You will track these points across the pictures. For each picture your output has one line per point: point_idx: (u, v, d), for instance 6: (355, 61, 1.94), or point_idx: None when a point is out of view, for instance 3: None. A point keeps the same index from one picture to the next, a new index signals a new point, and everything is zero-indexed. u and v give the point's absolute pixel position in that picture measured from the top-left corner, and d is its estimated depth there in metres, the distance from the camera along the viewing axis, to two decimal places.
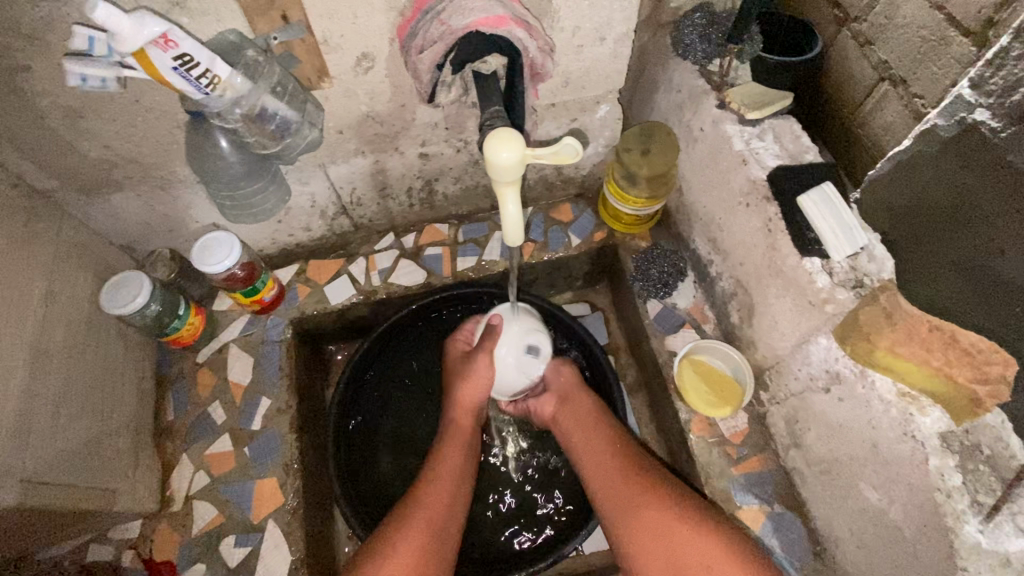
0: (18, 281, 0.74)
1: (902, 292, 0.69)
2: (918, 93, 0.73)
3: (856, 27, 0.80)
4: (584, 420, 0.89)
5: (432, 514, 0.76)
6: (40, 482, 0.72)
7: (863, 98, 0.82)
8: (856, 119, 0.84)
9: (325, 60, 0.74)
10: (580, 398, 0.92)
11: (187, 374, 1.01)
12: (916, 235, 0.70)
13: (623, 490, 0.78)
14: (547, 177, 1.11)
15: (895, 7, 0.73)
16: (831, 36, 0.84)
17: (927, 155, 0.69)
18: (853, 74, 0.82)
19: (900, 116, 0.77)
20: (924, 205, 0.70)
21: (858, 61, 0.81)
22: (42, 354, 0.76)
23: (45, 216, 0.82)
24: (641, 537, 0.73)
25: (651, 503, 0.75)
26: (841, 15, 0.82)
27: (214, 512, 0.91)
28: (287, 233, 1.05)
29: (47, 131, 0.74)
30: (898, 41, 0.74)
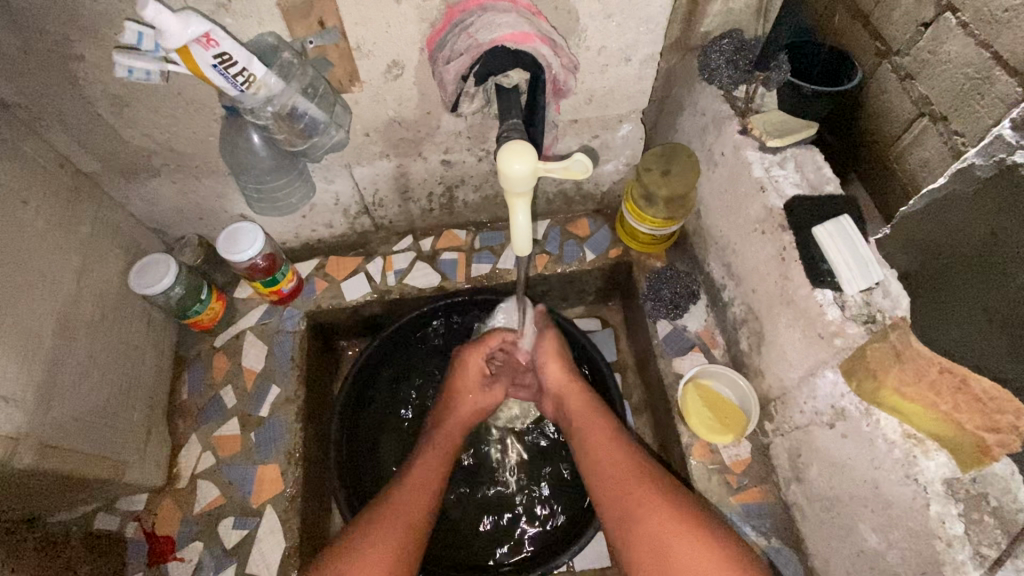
0: (53, 256, 0.78)
1: (924, 336, 0.66)
2: (958, 131, 0.70)
3: (897, 60, 0.77)
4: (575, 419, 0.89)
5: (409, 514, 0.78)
6: (58, 447, 0.76)
7: (901, 133, 0.78)
8: (892, 154, 0.80)
9: (357, 65, 0.77)
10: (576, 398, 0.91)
11: (204, 356, 1.04)
12: (941, 280, 0.66)
13: (624, 493, 0.78)
14: (567, 191, 1.12)
15: (940, 41, 0.70)
16: (870, 68, 0.82)
17: (960, 196, 0.66)
18: (891, 107, 0.79)
19: (936, 153, 0.73)
20: (958, 247, 0.65)
21: (897, 96, 0.78)
22: (71, 326, 0.80)
23: (85, 195, 0.86)
24: (638, 540, 0.74)
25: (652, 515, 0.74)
26: (882, 48, 0.79)
27: (216, 493, 0.93)
28: (310, 228, 1.09)
29: (95, 116, 0.79)
30: (942, 76, 0.71)
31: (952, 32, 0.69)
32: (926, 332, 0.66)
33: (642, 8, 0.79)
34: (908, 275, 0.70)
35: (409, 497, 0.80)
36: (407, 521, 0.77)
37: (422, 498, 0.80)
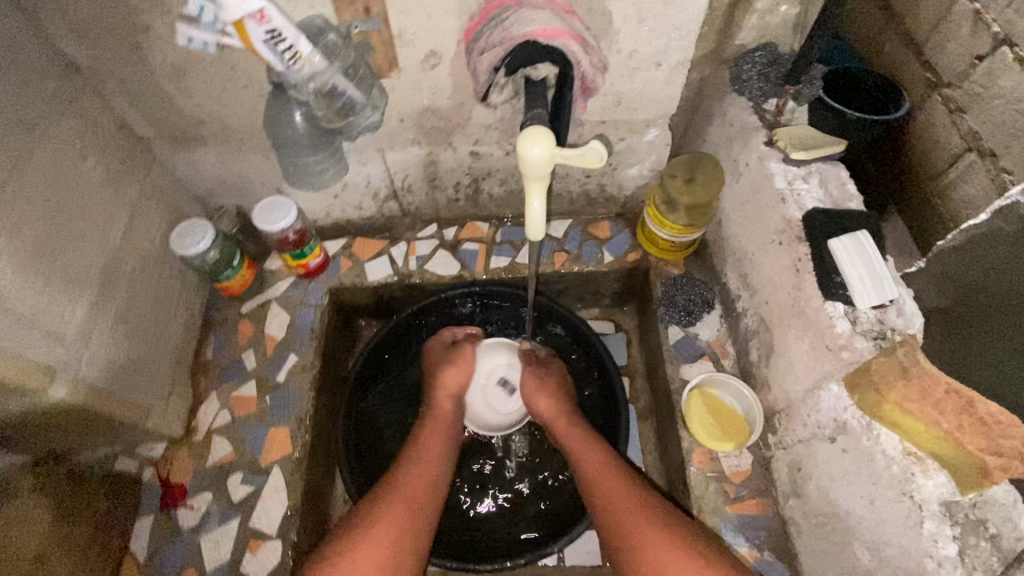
0: (103, 210, 0.85)
1: (959, 370, 0.64)
2: (1007, 168, 0.72)
3: (948, 93, 0.80)
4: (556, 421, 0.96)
5: (410, 496, 0.82)
6: (87, 386, 0.80)
7: (945, 167, 0.81)
8: (937, 187, 0.83)
9: (397, 52, 0.81)
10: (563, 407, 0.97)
11: (231, 321, 1.10)
12: (975, 316, 0.68)
13: (608, 489, 0.83)
14: (590, 192, 1.14)
15: (994, 77, 0.73)
16: (920, 99, 0.85)
17: (1002, 234, 0.71)
18: (939, 140, 0.82)
19: (983, 190, 0.76)
20: (995, 283, 0.69)
21: (945, 128, 0.81)
22: (111, 275, 0.86)
23: (137, 158, 0.93)
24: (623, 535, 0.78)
25: (642, 520, 0.77)
26: (933, 79, 0.82)
27: (228, 449, 0.98)
28: (341, 209, 1.14)
29: (153, 84, 0.85)
30: (993, 111, 0.73)
31: (1007, 69, 0.71)
32: (954, 362, 0.65)
33: (675, 14, 0.81)
34: (939, 309, 0.71)
35: (410, 480, 0.84)
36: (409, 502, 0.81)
37: (423, 478, 0.84)
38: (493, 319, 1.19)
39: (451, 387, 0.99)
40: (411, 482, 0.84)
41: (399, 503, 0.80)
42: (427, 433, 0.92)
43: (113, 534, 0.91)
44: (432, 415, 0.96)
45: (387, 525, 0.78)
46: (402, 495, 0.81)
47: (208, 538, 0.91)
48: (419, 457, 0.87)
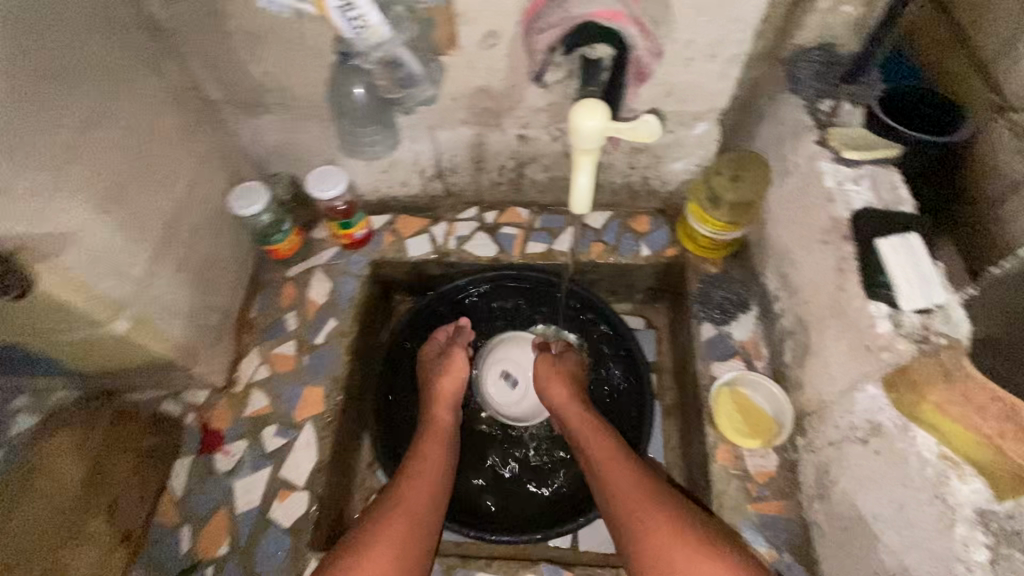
0: (172, 164, 0.90)
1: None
2: None
3: (1014, 117, 0.75)
4: (569, 405, 0.97)
5: (409, 507, 0.83)
6: (148, 322, 0.87)
7: (1009, 192, 0.76)
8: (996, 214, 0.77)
9: (457, 30, 0.84)
10: (570, 406, 0.97)
11: (276, 283, 1.15)
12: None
13: (623, 492, 0.82)
14: (633, 184, 1.15)
15: None
16: (982, 121, 0.80)
17: None
18: (1002, 165, 0.77)
19: None
20: None
21: (1009, 153, 0.76)
22: (175, 225, 0.91)
23: (206, 119, 0.99)
24: (639, 541, 0.77)
25: (654, 529, 0.76)
26: (999, 101, 0.78)
27: (264, 403, 1.03)
28: (388, 184, 1.17)
29: (228, 49, 0.90)
30: None
31: None
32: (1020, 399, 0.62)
33: (735, 6, 0.81)
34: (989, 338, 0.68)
35: (409, 489, 0.85)
36: (408, 511, 0.83)
37: (421, 488, 0.86)
38: (536, 299, 1.20)
39: (446, 396, 1.00)
40: (411, 491, 0.85)
41: (399, 509, 0.82)
42: (424, 442, 0.94)
43: (156, 470, 0.97)
44: (429, 424, 0.98)
45: (390, 530, 0.80)
46: (400, 504, 0.83)
47: (241, 482, 0.96)
48: (416, 467, 0.89)
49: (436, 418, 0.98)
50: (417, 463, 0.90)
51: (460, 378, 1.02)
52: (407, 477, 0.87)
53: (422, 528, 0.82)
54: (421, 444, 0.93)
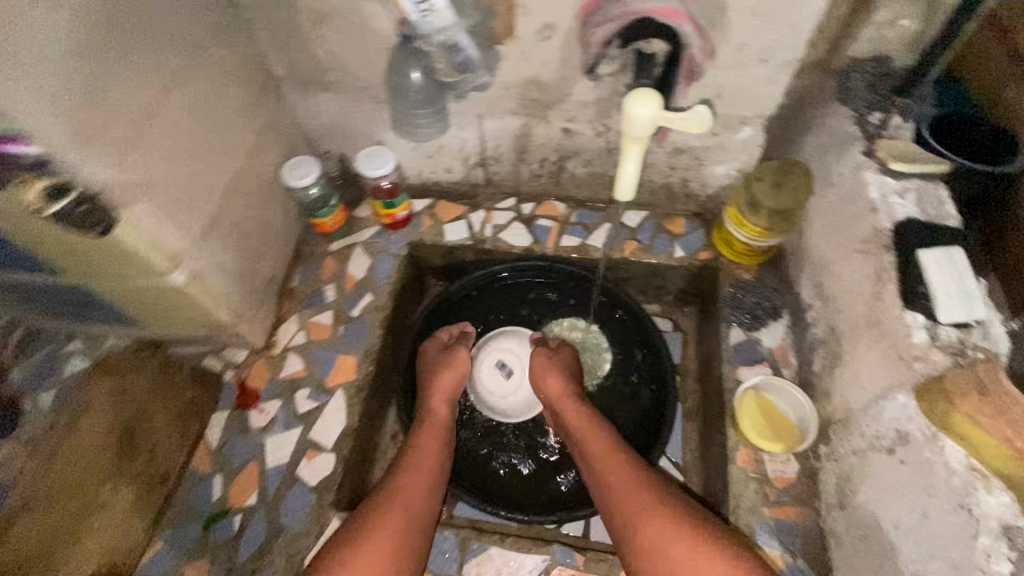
0: (235, 132, 0.95)
1: None
2: None
3: None
4: (565, 401, 0.98)
5: (408, 499, 0.84)
6: (202, 278, 0.91)
7: None
8: None
9: (516, 21, 0.87)
10: (568, 404, 0.98)
11: (318, 256, 1.20)
12: None
13: (621, 492, 0.83)
14: (672, 185, 1.16)
15: None
16: None
17: None
18: None
19: None
20: None
21: None
22: (233, 189, 0.97)
23: (268, 93, 1.04)
24: (639, 544, 0.77)
25: (658, 533, 0.77)
26: None
27: (299, 366, 1.07)
28: (432, 169, 1.21)
29: (296, 27, 0.95)
30: None
31: None
32: None
33: (791, 12, 0.82)
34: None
35: (407, 480, 0.86)
36: (408, 503, 0.84)
37: (420, 481, 0.87)
38: (566, 291, 1.22)
39: (446, 391, 1.00)
40: (410, 483, 0.86)
41: (398, 499, 0.84)
42: (424, 435, 0.94)
43: (195, 420, 1.03)
44: (428, 416, 0.98)
45: (389, 520, 0.81)
46: (399, 495, 0.84)
47: (272, 440, 1.00)
48: (414, 460, 0.90)
49: (434, 411, 0.99)
50: (415, 456, 0.91)
51: (460, 373, 1.02)
52: (407, 469, 0.88)
53: (421, 520, 0.84)
54: (419, 438, 0.94)
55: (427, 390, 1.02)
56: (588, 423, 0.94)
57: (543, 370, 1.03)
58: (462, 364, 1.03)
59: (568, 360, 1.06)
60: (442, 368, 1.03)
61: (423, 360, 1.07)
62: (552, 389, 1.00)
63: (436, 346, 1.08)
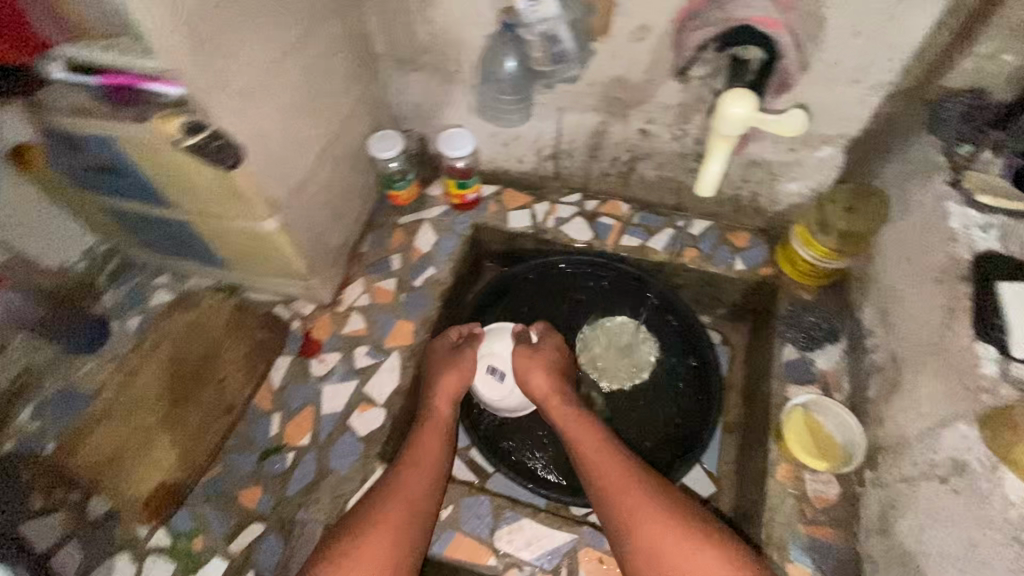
0: (335, 99, 1.03)
1: None
2: None
3: None
4: (552, 401, 1.00)
5: (410, 496, 0.86)
6: (290, 230, 0.99)
7: None
8: None
9: (613, 20, 0.90)
10: (558, 403, 1.00)
11: (388, 226, 1.26)
12: None
13: (615, 496, 0.84)
14: (740, 198, 1.17)
15: None
16: None
17: None
18: None
19: None
20: None
21: None
22: (326, 151, 1.04)
23: (366, 67, 1.11)
24: (637, 549, 0.80)
25: (658, 544, 0.79)
26: None
27: (360, 326, 1.14)
28: (504, 157, 1.26)
29: (403, 8, 1.02)
30: None
31: None
32: None
33: (891, 35, 0.83)
34: None
35: (409, 476, 0.88)
36: (409, 501, 0.86)
37: (421, 479, 0.88)
38: (620, 289, 1.24)
39: (449, 390, 1.00)
40: (411, 480, 0.88)
41: (399, 496, 0.86)
42: (426, 432, 0.95)
43: (261, 360, 1.10)
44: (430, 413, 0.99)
45: (390, 517, 0.83)
46: (400, 492, 0.86)
47: (329, 389, 1.07)
48: (416, 456, 0.91)
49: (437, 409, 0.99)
50: (416, 453, 0.92)
51: (462, 369, 1.02)
52: (409, 466, 0.90)
53: (423, 517, 0.86)
54: (422, 435, 0.95)
55: (431, 388, 1.01)
56: (580, 423, 0.95)
57: (532, 370, 1.03)
58: (462, 364, 1.02)
59: (557, 358, 1.07)
60: (444, 368, 1.02)
61: (430, 358, 1.06)
62: (544, 389, 1.01)
63: (441, 342, 1.07)
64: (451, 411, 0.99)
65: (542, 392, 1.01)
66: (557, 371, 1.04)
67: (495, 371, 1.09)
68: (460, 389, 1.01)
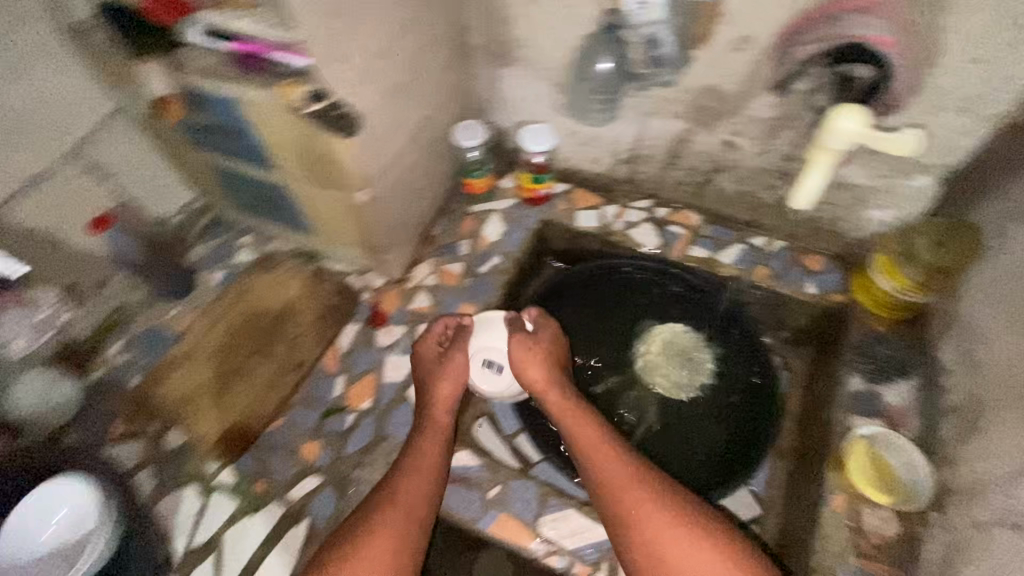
0: (430, 84, 1.07)
1: None
2: None
3: None
4: (550, 390, 0.99)
5: (409, 506, 0.87)
6: (376, 204, 1.04)
7: None
8: None
9: (715, 29, 0.91)
10: (554, 392, 0.99)
11: (460, 212, 1.30)
12: None
13: (617, 490, 0.86)
14: (819, 220, 1.15)
15: None
16: None
17: None
18: None
19: None
20: None
21: None
22: (417, 133, 1.09)
23: (459, 57, 1.15)
24: (641, 543, 0.82)
25: (666, 544, 0.81)
26: None
27: (426, 304, 1.18)
28: (580, 156, 1.28)
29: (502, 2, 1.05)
30: None
31: None
32: None
33: (1010, 65, 0.80)
34: None
35: (408, 485, 0.89)
36: (408, 510, 0.86)
37: (418, 488, 0.89)
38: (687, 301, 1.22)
39: (445, 396, 0.99)
40: (410, 489, 0.88)
41: (397, 508, 0.86)
42: (425, 438, 0.95)
43: (330, 325, 1.16)
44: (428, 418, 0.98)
45: (387, 530, 0.84)
46: (398, 503, 0.87)
47: (392, 360, 1.12)
48: (415, 463, 0.91)
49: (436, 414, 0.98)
50: (414, 461, 0.92)
51: (457, 370, 1.01)
52: (408, 475, 0.90)
53: (421, 527, 0.87)
54: (420, 442, 0.94)
55: (426, 398, 1.00)
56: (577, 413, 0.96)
57: (526, 359, 1.01)
58: (455, 365, 1.01)
59: (552, 344, 1.05)
60: (438, 374, 1.01)
61: (419, 364, 1.05)
62: (540, 380, 1.00)
63: (429, 342, 1.06)
64: (449, 418, 0.98)
65: (538, 382, 1.00)
66: (555, 361, 1.03)
67: (491, 363, 1.08)
68: (454, 392, 1.00)
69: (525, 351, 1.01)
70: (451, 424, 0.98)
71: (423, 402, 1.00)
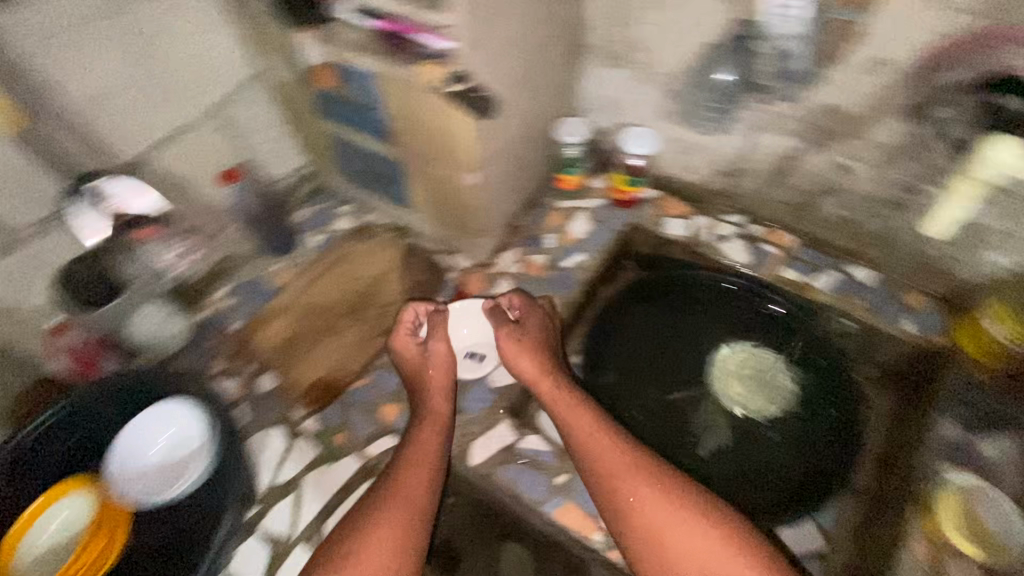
0: (544, 78, 1.11)
1: None
2: None
3: None
4: (542, 378, 1.02)
5: (409, 499, 0.90)
6: (480, 187, 1.09)
7: None
8: None
9: (849, 49, 0.90)
10: (547, 381, 1.02)
11: (549, 205, 1.32)
12: None
13: (618, 475, 0.89)
14: (926, 256, 1.10)
15: None
16: None
17: None
18: None
19: None
20: None
21: None
22: (526, 123, 1.13)
23: (572, 55, 1.18)
24: (643, 531, 0.85)
25: (670, 533, 0.83)
26: None
27: (508, 290, 1.22)
28: (677, 163, 1.27)
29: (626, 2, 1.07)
30: None
31: None
32: None
33: None
34: None
35: (409, 476, 0.92)
36: (408, 502, 0.89)
37: (416, 480, 0.92)
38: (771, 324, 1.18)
39: (436, 386, 1.04)
40: (409, 482, 0.91)
41: (397, 502, 0.89)
42: (422, 428, 0.98)
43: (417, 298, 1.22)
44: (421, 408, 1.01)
45: (388, 523, 0.87)
46: (399, 495, 0.90)
47: None
48: (414, 454, 0.94)
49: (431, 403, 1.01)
50: (411, 453, 0.95)
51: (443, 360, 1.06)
52: (406, 468, 0.93)
53: (422, 520, 0.89)
54: (417, 433, 0.97)
55: (415, 396, 1.03)
56: (570, 399, 0.99)
57: (514, 347, 1.04)
58: (439, 355, 1.06)
59: (539, 330, 1.08)
60: (423, 367, 1.05)
61: (401, 360, 1.08)
62: (529, 371, 1.03)
63: (407, 333, 1.09)
64: (446, 408, 1.01)
65: (529, 372, 1.03)
66: (545, 348, 1.06)
67: (472, 353, 1.13)
68: (443, 383, 1.04)
69: (508, 339, 1.05)
70: (449, 412, 1.02)
71: (415, 398, 1.03)
